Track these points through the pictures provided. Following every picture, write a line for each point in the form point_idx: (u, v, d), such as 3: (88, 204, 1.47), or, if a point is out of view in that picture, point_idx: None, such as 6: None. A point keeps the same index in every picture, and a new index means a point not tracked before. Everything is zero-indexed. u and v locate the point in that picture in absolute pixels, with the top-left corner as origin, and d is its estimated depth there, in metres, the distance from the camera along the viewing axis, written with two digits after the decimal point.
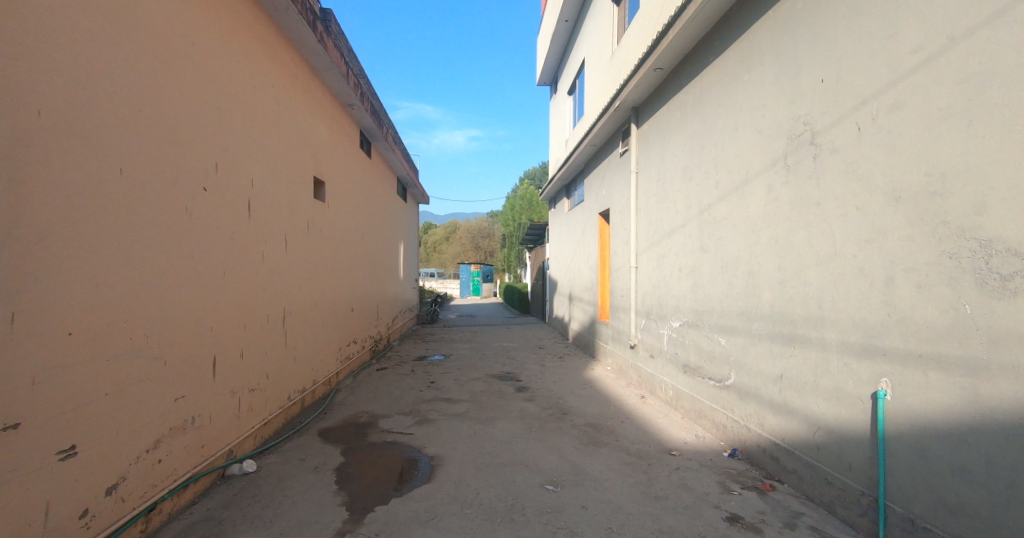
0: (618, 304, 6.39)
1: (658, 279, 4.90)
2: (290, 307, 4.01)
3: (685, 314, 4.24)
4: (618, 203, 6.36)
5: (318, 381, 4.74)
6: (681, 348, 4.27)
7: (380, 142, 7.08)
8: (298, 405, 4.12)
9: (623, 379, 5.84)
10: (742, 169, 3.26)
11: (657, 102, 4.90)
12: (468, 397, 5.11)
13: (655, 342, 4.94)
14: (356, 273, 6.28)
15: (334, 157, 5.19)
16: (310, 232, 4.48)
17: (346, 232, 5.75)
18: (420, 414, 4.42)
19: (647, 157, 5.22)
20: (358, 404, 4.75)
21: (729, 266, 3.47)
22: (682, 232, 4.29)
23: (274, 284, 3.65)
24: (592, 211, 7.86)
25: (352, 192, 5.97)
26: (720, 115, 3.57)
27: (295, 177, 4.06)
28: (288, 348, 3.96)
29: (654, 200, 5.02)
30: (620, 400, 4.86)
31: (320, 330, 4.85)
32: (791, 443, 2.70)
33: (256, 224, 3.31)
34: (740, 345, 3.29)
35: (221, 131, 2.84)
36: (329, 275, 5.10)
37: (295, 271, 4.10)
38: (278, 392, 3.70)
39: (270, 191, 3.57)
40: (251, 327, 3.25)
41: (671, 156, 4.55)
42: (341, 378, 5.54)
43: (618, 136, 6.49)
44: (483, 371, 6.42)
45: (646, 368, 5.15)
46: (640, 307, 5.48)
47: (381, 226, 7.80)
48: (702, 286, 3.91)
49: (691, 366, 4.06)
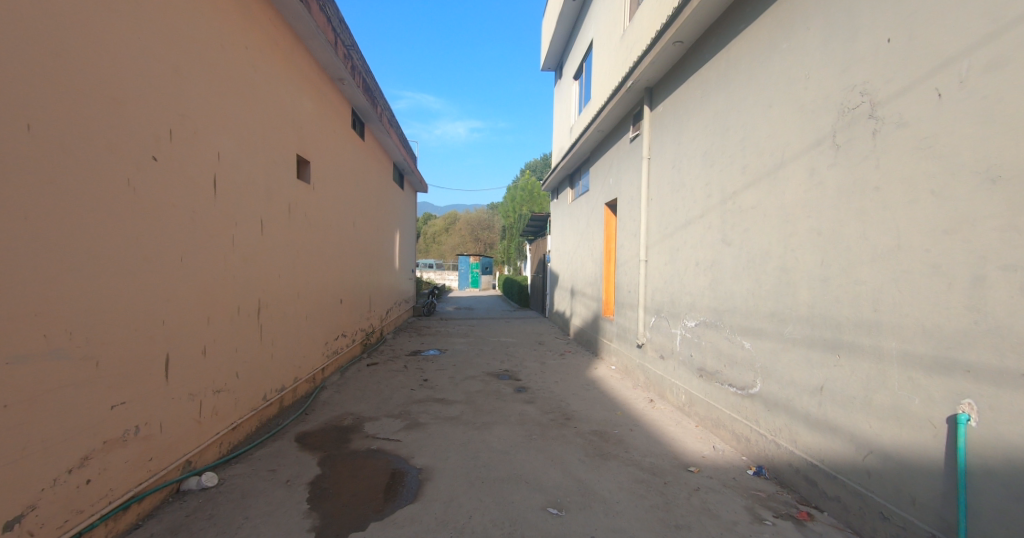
0: (625, 300, 6.02)
1: (671, 275, 4.51)
2: (267, 299, 3.64)
3: (702, 313, 3.86)
4: (627, 192, 5.97)
5: (300, 379, 4.38)
6: (697, 350, 3.91)
7: (373, 122, 6.65)
8: (275, 406, 3.77)
9: (630, 380, 5.49)
10: (776, 151, 2.87)
11: (674, 81, 4.49)
12: (463, 397, 4.75)
13: (666, 343, 4.58)
14: (345, 262, 5.89)
15: (321, 136, 4.79)
16: (291, 217, 4.09)
17: (334, 217, 5.35)
18: (410, 417, 4.06)
19: (662, 142, 4.82)
20: (344, 404, 4.39)
21: (757, 261, 3.09)
22: (700, 222, 3.91)
23: (247, 273, 3.28)
24: (598, 201, 7.46)
25: (341, 176, 5.56)
26: (750, 90, 3.18)
27: (274, 153, 3.67)
28: (265, 344, 3.60)
29: (669, 188, 4.62)
30: (627, 404, 4.51)
31: (303, 323, 4.48)
32: (833, 466, 2.34)
33: (224, 204, 2.93)
34: (769, 350, 2.92)
35: (179, 95, 2.45)
36: (314, 263, 4.72)
37: (273, 258, 3.72)
38: (250, 392, 3.34)
39: (243, 167, 3.18)
40: (218, 321, 2.89)
41: (689, 140, 4.15)
42: (327, 374, 5.18)
43: (627, 121, 6.07)
44: (479, 369, 6.06)
45: (656, 369, 4.79)
46: (649, 304, 5.10)
47: (375, 213, 7.39)
48: (722, 283, 3.54)
49: (708, 371, 3.69)
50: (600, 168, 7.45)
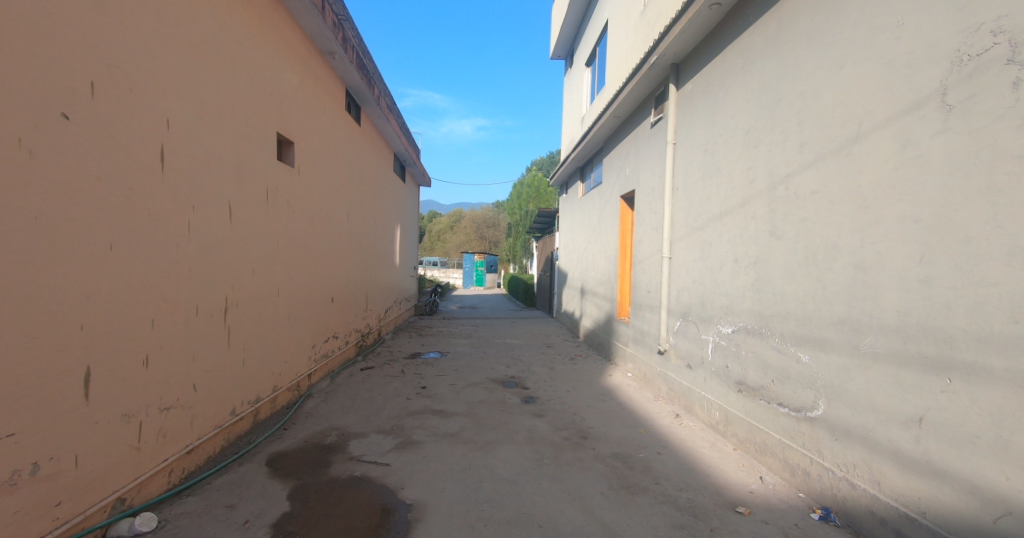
0: (644, 301, 5.49)
1: (702, 274, 3.98)
2: (236, 297, 3.15)
3: (742, 318, 3.33)
4: (648, 182, 5.43)
5: (280, 388, 3.88)
6: (735, 361, 3.38)
7: (370, 105, 6.14)
8: (247, 420, 3.28)
9: (650, 390, 4.96)
10: (848, 122, 2.33)
11: (707, 53, 3.96)
12: (465, 409, 4.24)
13: (696, 350, 4.05)
14: (337, 257, 5.39)
15: (306, 115, 4.28)
16: (268, 203, 3.59)
17: (323, 207, 4.85)
18: (402, 434, 3.55)
19: (690, 124, 4.28)
20: (329, 417, 3.89)
21: (817, 258, 2.55)
22: (741, 213, 3.38)
23: (209, 267, 2.79)
24: (613, 194, 6.92)
25: (332, 161, 5.07)
26: (809, 49, 2.64)
27: (245, 128, 3.17)
28: (234, 351, 3.11)
29: (699, 176, 4.08)
30: (650, 420, 3.99)
31: (284, 325, 3.98)
32: (942, 523, 1.80)
33: (175, 183, 2.43)
34: (834, 366, 2.38)
35: (106, 41, 1.96)
36: (297, 258, 4.22)
37: (244, 250, 3.23)
38: (213, 407, 2.85)
39: (203, 141, 2.68)
40: (167, 324, 2.40)
41: (725, 118, 3.61)
42: (314, 381, 4.69)
43: (647, 104, 5.52)
44: (482, 375, 5.55)
45: (682, 380, 4.26)
46: (674, 306, 4.57)
47: (371, 204, 6.90)
48: (769, 283, 3.01)
49: (750, 387, 3.16)
50: (614, 158, 6.92)
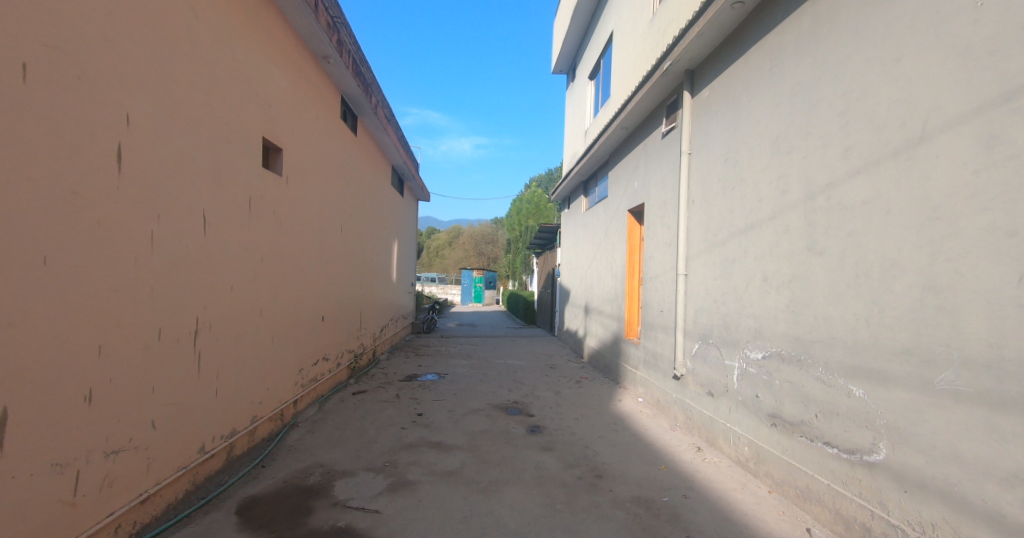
0: (656, 321, 5.15)
1: (725, 294, 3.67)
2: (210, 318, 2.81)
3: (775, 344, 3.00)
4: (659, 196, 5.15)
5: (260, 418, 3.50)
6: (767, 391, 3.04)
7: (367, 114, 5.89)
8: (218, 458, 2.91)
9: (665, 419, 4.59)
10: (908, 123, 2.05)
11: (727, 57, 3.72)
12: (465, 440, 3.87)
13: (718, 377, 3.71)
14: (329, 273, 5.06)
15: (296, 121, 4.00)
16: (250, 214, 3.27)
17: (314, 220, 4.54)
18: (395, 472, 3.17)
19: (708, 133, 4.01)
20: (314, 451, 3.50)
21: (870, 278, 2.23)
22: (770, 227, 3.08)
23: (175, 284, 2.45)
24: (620, 208, 6.64)
25: (324, 172, 4.78)
26: (855, 43, 2.37)
27: (225, 131, 2.88)
28: (205, 379, 2.76)
29: (719, 188, 3.80)
30: (669, 454, 3.63)
31: (266, 348, 3.62)
32: None
33: (136, 189, 2.12)
34: (898, 403, 2.03)
35: (45, 18, 1.66)
36: (284, 274, 3.89)
37: (222, 266, 2.91)
38: (176, 445, 2.48)
39: (174, 143, 2.39)
40: (120, 351, 2.06)
41: (750, 125, 3.35)
42: (300, 408, 4.30)
43: (658, 114, 5.28)
44: (483, 400, 5.17)
45: (703, 409, 3.91)
46: (692, 328, 4.24)
47: (368, 217, 6.60)
48: (806, 305, 2.69)
49: (787, 422, 2.80)
50: (621, 171, 6.67)
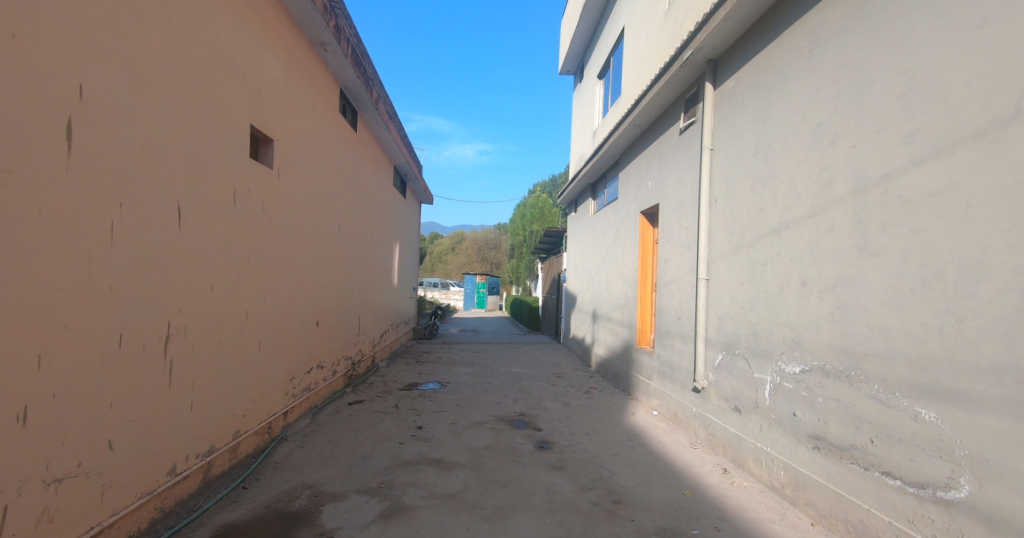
0: (672, 328, 4.83)
1: (755, 300, 3.35)
2: (185, 323, 2.51)
3: (817, 356, 2.67)
4: (677, 196, 4.85)
5: (243, 433, 3.19)
6: (807, 410, 2.71)
7: (368, 109, 5.62)
8: (192, 479, 2.61)
9: (684, 434, 4.25)
10: (994, 100, 1.75)
11: (756, 43, 3.43)
12: (468, 457, 3.55)
13: (746, 391, 3.38)
14: (324, 275, 4.77)
15: (289, 111, 3.72)
16: (235, 209, 2.99)
17: (308, 218, 4.26)
18: (391, 495, 2.85)
19: (734, 126, 3.72)
20: (302, 470, 3.19)
21: (942, 282, 1.92)
22: (810, 225, 2.77)
23: (141, 283, 2.16)
24: (632, 210, 6.34)
25: (320, 167, 4.50)
26: (920, 12, 2.07)
27: (204, 115, 2.60)
28: (178, 391, 2.46)
29: (748, 184, 3.50)
30: (693, 476, 3.30)
31: (252, 355, 3.33)
32: None
33: (89, 171, 1.83)
34: (987, 432, 1.70)
35: None
36: (273, 274, 3.60)
37: (200, 265, 2.62)
38: (140, 467, 2.18)
39: (140, 123, 2.11)
40: (66, 362, 1.76)
41: (785, 114, 3.04)
42: (290, 420, 3.99)
43: (675, 109, 4.99)
44: (487, 412, 4.84)
45: (729, 426, 3.58)
46: (715, 337, 3.91)
47: (367, 218, 6.33)
48: (856, 313, 2.37)
49: (834, 446, 2.48)
50: (633, 171, 6.37)
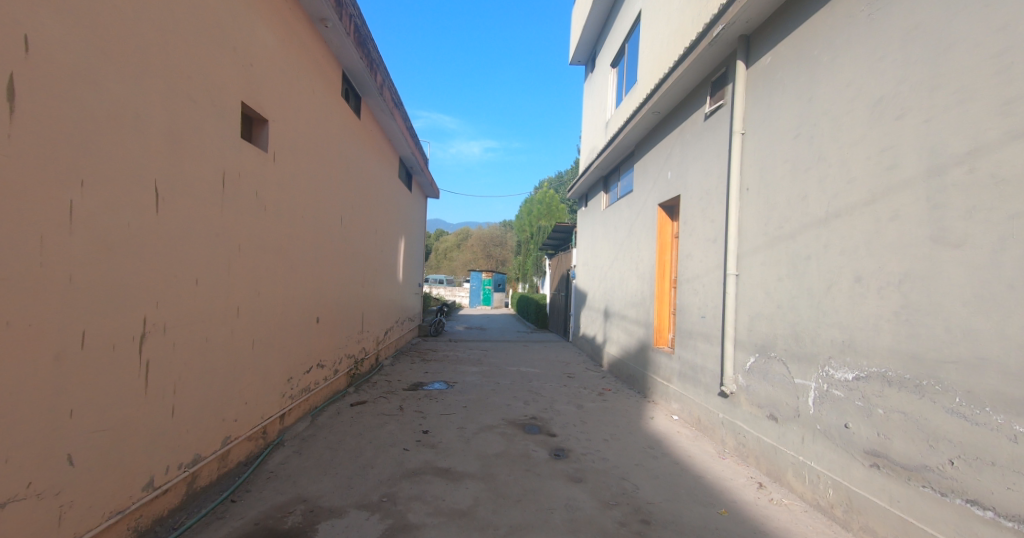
0: (695, 328, 4.51)
1: (796, 297, 3.03)
2: (165, 319, 2.24)
3: (876, 362, 2.36)
4: (701, 186, 4.52)
5: (233, 439, 2.92)
6: (863, 422, 2.40)
7: (372, 93, 5.32)
8: (174, 493, 2.34)
9: (711, 443, 3.94)
10: None
11: (799, 13, 3.11)
12: (478, 466, 3.27)
13: (784, 398, 3.07)
14: (325, 268, 4.50)
15: (285, 90, 3.44)
16: (224, 194, 2.71)
17: (308, 207, 3.98)
18: (394, 511, 2.58)
19: (770, 107, 3.39)
20: (298, 480, 2.92)
21: None
22: (866, 214, 2.45)
23: (108, 273, 1.88)
24: (649, 203, 6.00)
25: (321, 153, 4.22)
26: None
27: (187, 86, 2.33)
28: (157, 396, 2.20)
29: (786, 170, 3.18)
30: (727, 491, 3.00)
31: (245, 354, 3.06)
32: None
33: (36, 140, 1.56)
34: None
35: None
36: (268, 267, 3.32)
37: (183, 255, 2.35)
38: (109, 484, 1.92)
39: (104, 89, 1.83)
40: (11, 364, 1.50)
41: (835, 89, 2.72)
42: (286, 424, 3.72)
43: (699, 93, 4.66)
44: (497, 415, 4.56)
45: (763, 435, 3.27)
46: (746, 338, 3.60)
47: (371, 209, 6.04)
48: (930, 314, 2.06)
49: (899, 465, 2.17)
50: (651, 161, 6.04)
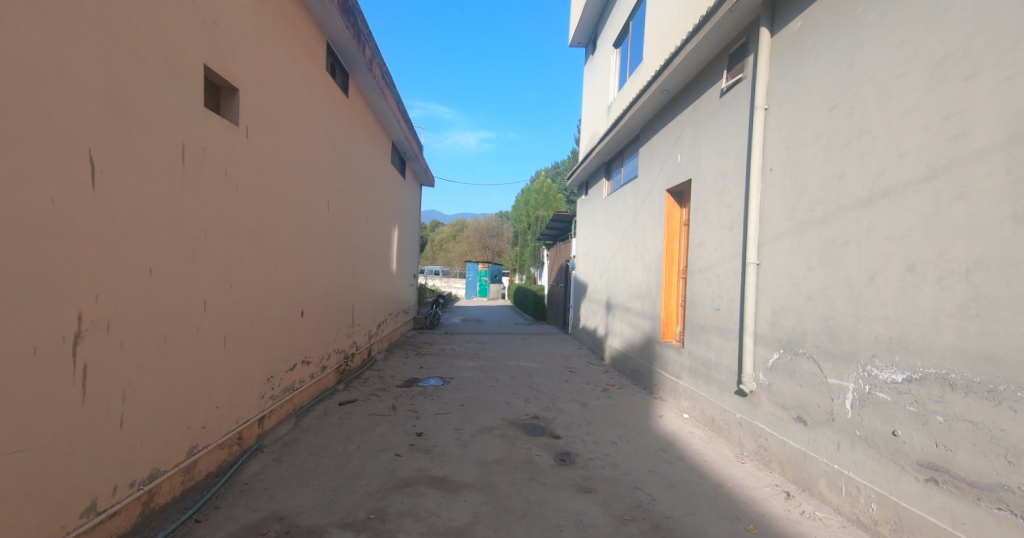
0: (708, 322, 4.21)
1: (829, 288, 2.72)
2: (108, 315, 1.89)
3: (933, 362, 2.06)
4: (715, 168, 4.19)
5: (201, 449, 2.59)
6: (918, 431, 2.11)
7: (360, 69, 4.93)
8: (125, 516, 2.02)
9: (728, 445, 3.65)
10: None
11: None
12: (478, 475, 2.96)
13: (816, 399, 2.77)
14: (310, 258, 4.14)
15: (259, 57, 3.07)
16: (184, 171, 2.35)
17: (289, 190, 3.62)
18: (382, 531, 2.27)
19: (800, 77, 3.05)
20: (275, 493, 2.60)
21: None
22: (925, 192, 2.13)
23: (18, 259, 1.52)
24: (656, 189, 5.66)
25: (303, 130, 3.85)
26: None
27: (132, 39, 1.96)
28: (99, 406, 1.86)
29: (819, 146, 2.85)
30: (753, 503, 2.72)
31: (215, 352, 2.72)
32: None
33: None
34: None
35: None
36: (242, 255, 2.97)
37: (130, 239, 1.99)
38: (30, 515, 1.59)
39: (11, 30, 1.47)
40: None
41: (884, 51, 2.39)
42: (265, 428, 3.39)
43: (714, 68, 4.31)
44: (497, 415, 4.25)
45: (789, 440, 2.98)
46: (768, 333, 3.29)
47: (361, 196, 5.67)
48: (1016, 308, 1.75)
49: (966, 482, 1.89)
50: (658, 144, 5.70)
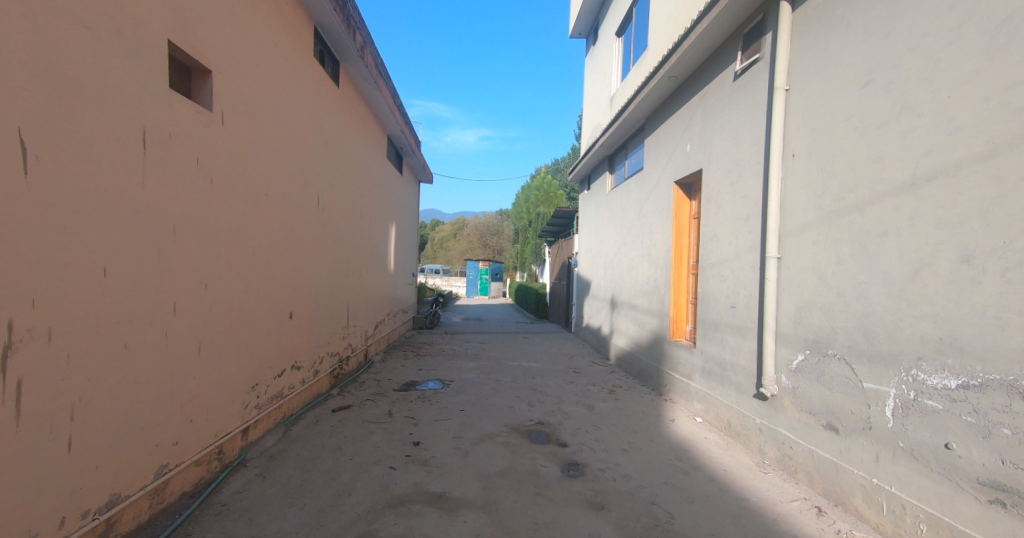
0: (722, 320, 3.95)
1: (864, 284, 2.46)
2: (49, 323, 1.65)
3: (997, 368, 1.81)
4: (729, 156, 3.93)
5: (173, 467, 2.35)
6: (979, 444, 1.86)
7: (351, 57, 4.66)
8: None
9: (747, 452, 3.40)
10: None
11: None
12: (478, 490, 2.72)
13: (850, 405, 2.51)
14: (298, 256, 3.89)
15: (234, 37, 2.81)
16: (146, 158, 2.10)
17: (273, 184, 3.37)
18: None
19: (827, 53, 2.79)
20: (255, 515, 2.36)
21: None
22: (984, 174, 1.88)
23: None
24: (664, 181, 5.40)
25: (288, 120, 3.60)
26: None
27: (74, 6, 1.71)
28: (38, 427, 1.61)
29: (850, 127, 2.59)
30: (782, 519, 2.47)
31: (189, 360, 2.48)
32: None
33: None
34: None
35: None
36: (219, 253, 2.72)
37: (77, 234, 1.75)
38: None
39: None
40: None
41: (930, 17, 2.13)
42: (249, 440, 3.15)
43: (727, 49, 4.04)
44: (498, 420, 4.01)
45: (819, 448, 2.73)
46: (791, 332, 3.04)
47: (355, 191, 5.41)
48: None
49: None
50: (666, 134, 5.43)
